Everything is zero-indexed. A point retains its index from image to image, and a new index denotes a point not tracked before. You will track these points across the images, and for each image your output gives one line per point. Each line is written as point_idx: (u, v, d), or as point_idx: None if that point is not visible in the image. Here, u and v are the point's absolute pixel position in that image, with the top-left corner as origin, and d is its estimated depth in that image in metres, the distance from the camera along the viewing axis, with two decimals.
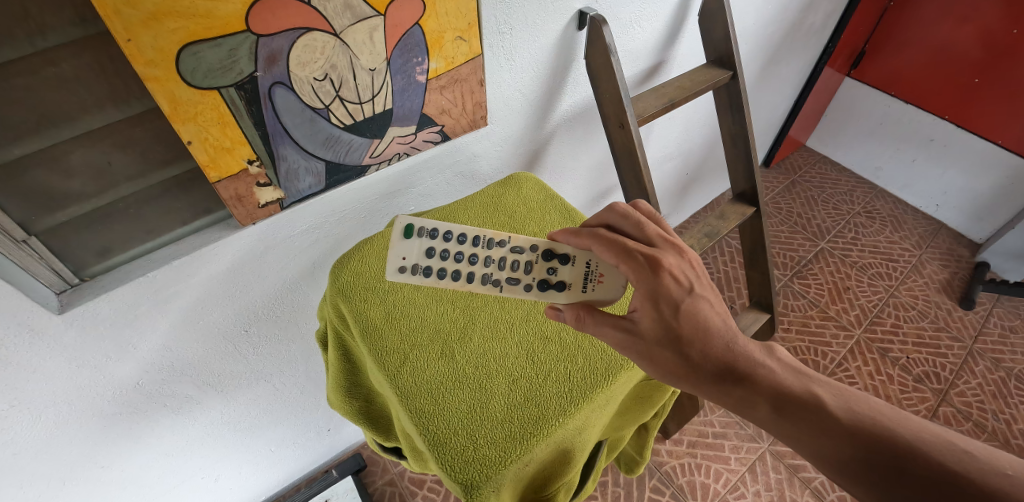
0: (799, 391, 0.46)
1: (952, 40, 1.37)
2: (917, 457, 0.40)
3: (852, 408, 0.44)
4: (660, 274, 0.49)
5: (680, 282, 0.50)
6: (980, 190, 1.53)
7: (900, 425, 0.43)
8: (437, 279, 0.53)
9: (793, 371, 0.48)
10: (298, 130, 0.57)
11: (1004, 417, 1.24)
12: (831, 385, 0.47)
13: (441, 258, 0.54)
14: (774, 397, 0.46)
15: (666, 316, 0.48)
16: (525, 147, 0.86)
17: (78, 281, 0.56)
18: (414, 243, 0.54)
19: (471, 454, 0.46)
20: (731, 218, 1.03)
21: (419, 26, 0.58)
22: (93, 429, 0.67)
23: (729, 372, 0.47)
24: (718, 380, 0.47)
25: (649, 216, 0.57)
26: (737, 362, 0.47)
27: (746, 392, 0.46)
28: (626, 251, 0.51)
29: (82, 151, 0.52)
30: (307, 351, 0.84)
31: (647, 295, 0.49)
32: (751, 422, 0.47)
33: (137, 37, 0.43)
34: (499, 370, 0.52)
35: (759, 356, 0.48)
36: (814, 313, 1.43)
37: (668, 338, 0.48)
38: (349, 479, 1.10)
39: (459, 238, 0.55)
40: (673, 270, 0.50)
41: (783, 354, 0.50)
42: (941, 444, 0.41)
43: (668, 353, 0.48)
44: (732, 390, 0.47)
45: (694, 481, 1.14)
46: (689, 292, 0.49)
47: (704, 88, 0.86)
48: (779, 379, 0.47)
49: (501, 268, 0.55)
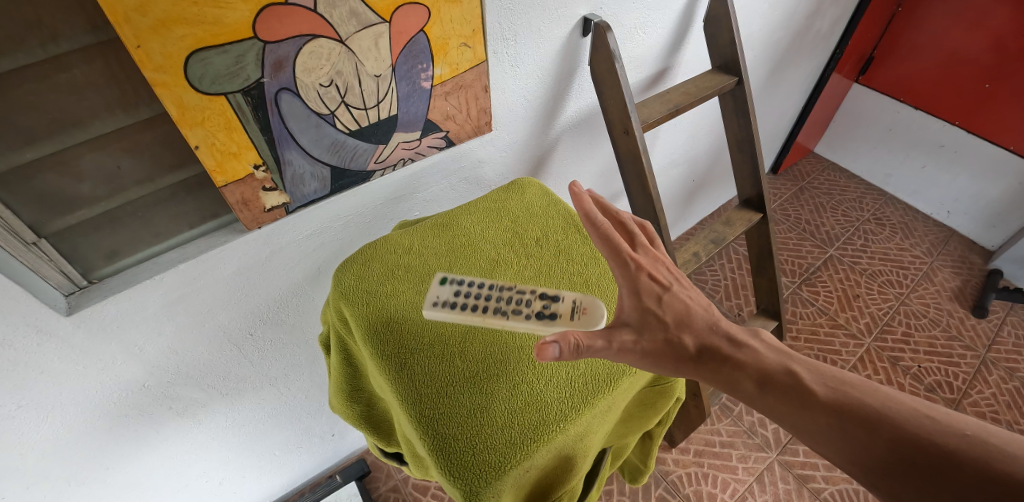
0: (779, 369, 0.46)
1: (962, 45, 1.35)
2: (884, 425, 0.41)
3: (826, 383, 0.45)
4: (639, 273, 0.49)
5: (658, 281, 0.49)
6: (991, 197, 1.51)
7: (870, 395, 0.43)
8: (468, 314, 0.50)
9: (775, 350, 0.48)
10: (304, 136, 0.58)
11: (1019, 427, 1.21)
12: (809, 361, 0.47)
13: (470, 298, 0.51)
14: (758, 374, 0.46)
15: (661, 312, 0.48)
16: (530, 153, 0.86)
17: (86, 283, 0.57)
18: (449, 287, 0.52)
19: (471, 459, 0.46)
20: (738, 225, 1.02)
21: (425, 33, 0.59)
22: (100, 430, 0.67)
23: (713, 355, 0.47)
24: (705, 362, 0.47)
25: (640, 229, 0.56)
26: (722, 344, 0.48)
27: (733, 371, 0.46)
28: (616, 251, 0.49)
29: (93, 156, 0.52)
30: (312, 357, 0.85)
31: (630, 293, 0.48)
32: (735, 398, 0.47)
33: (146, 44, 0.44)
34: (501, 373, 0.51)
35: (741, 336, 0.48)
36: (823, 321, 1.41)
37: (662, 331, 0.48)
38: (353, 484, 1.10)
39: (491, 282, 0.53)
40: (654, 272, 0.50)
41: (765, 334, 0.50)
42: (909, 410, 0.42)
43: (665, 347, 0.47)
44: (720, 369, 0.47)
45: (700, 490, 1.12)
46: (667, 289, 0.49)
47: (710, 94, 0.85)
48: (765, 362, 0.46)
49: (526, 306, 0.50)
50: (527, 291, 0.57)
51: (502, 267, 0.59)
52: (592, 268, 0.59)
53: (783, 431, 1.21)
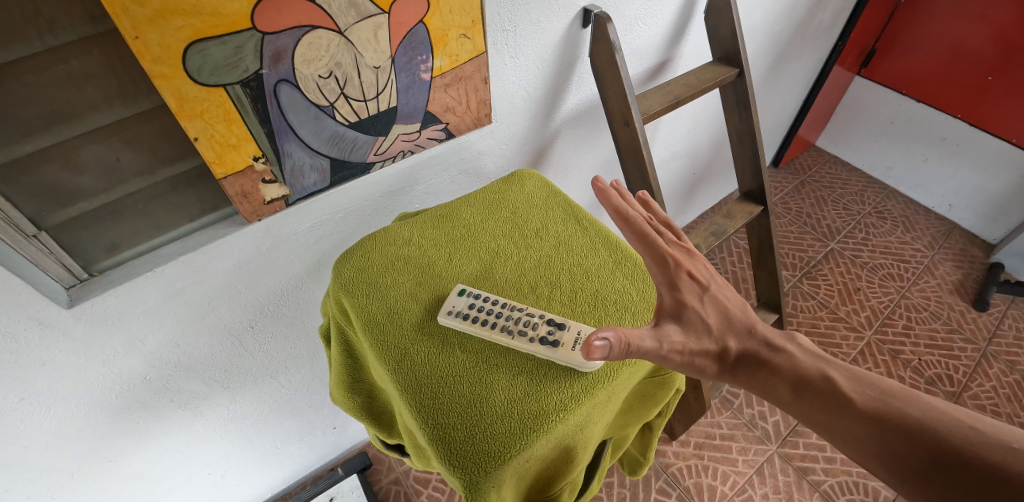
0: (817, 376, 0.47)
1: (965, 37, 1.35)
2: (924, 434, 0.42)
3: (865, 391, 0.45)
4: (679, 270, 0.50)
5: (697, 281, 0.50)
6: (993, 190, 1.50)
7: (911, 404, 0.44)
8: (477, 327, 0.51)
9: (812, 355, 0.49)
10: (303, 128, 0.57)
11: (1019, 421, 1.21)
12: (848, 368, 0.48)
13: (484, 312, 0.52)
14: (794, 380, 0.48)
15: (702, 311, 0.49)
16: (529, 145, 0.86)
17: (87, 276, 0.57)
18: (466, 299, 0.53)
19: (471, 448, 0.45)
20: (738, 217, 1.02)
21: (424, 24, 0.58)
22: (102, 423, 0.68)
23: (750, 359, 0.49)
24: (742, 366, 0.49)
25: (668, 226, 0.56)
26: (760, 349, 0.49)
27: (769, 376, 0.48)
28: (652, 245, 0.50)
29: (92, 148, 0.52)
30: (313, 350, 0.85)
31: (668, 287, 0.49)
32: (773, 404, 0.48)
33: (145, 35, 0.43)
34: (501, 362, 0.50)
35: (779, 341, 0.50)
36: (824, 314, 1.42)
37: (706, 331, 0.49)
38: (354, 477, 1.10)
39: (507, 301, 0.53)
40: (693, 271, 0.51)
41: (803, 340, 0.51)
42: (949, 420, 0.42)
43: (708, 349, 0.48)
44: (756, 374, 0.48)
45: (700, 483, 1.13)
46: (707, 290, 0.50)
47: (710, 85, 0.85)
48: (802, 367, 0.48)
49: (533, 329, 0.50)
50: (526, 283, 0.57)
51: (502, 258, 0.59)
52: (591, 259, 0.59)
53: (782, 424, 1.21)
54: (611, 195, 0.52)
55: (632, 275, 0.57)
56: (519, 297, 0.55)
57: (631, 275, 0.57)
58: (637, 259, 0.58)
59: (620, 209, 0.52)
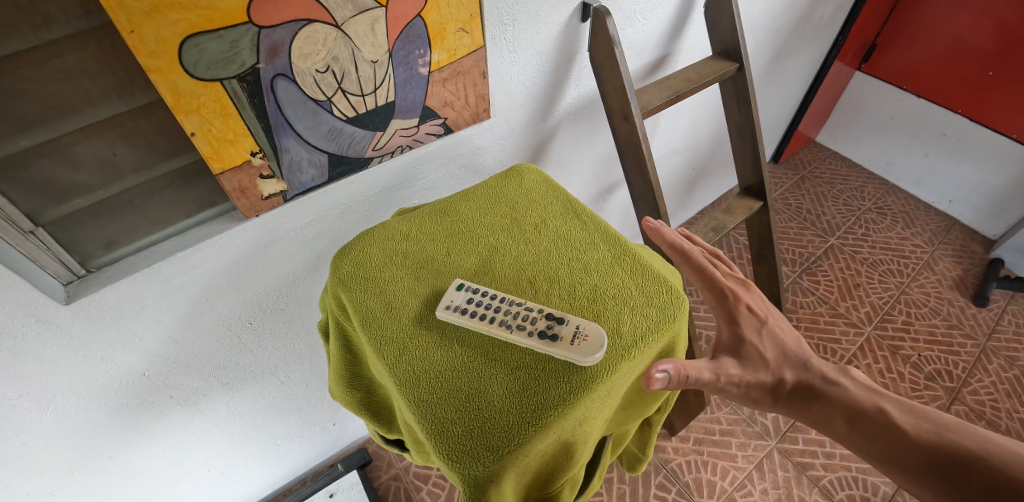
0: (870, 407, 0.51)
1: (966, 31, 1.34)
2: (980, 465, 0.45)
3: (918, 423, 0.49)
4: (738, 304, 0.56)
5: (755, 313, 0.56)
6: (993, 186, 1.50)
7: (965, 437, 0.47)
8: (475, 322, 0.50)
9: (866, 389, 0.53)
10: (301, 123, 0.57)
11: (1018, 416, 1.21)
12: (901, 401, 0.51)
13: (482, 307, 0.52)
14: (847, 411, 0.52)
15: (761, 345, 0.54)
16: (528, 140, 0.86)
17: (85, 272, 0.57)
18: (464, 294, 0.53)
19: (469, 443, 0.45)
20: (737, 213, 1.02)
21: (421, 18, 0.58)
22: (101, 419, 0.68)
23: (806, 390, 0.53)
24: (798, 397, 0.53)
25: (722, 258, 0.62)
26: (815, 381, 0.54)
27: (824, 407, 0.52)
28: (710, 280, 0.57)
29: (88, 143, 0.52)
30: (312, 346, 0.85)
31: (726, 321, 0.55)
32: (828, 435, 0.52)
33: (140, 29, 0.43)
34: (500, 357, 0.50)
35: (834, 375, 0.54)
36: (823, 310, 1.42)
37: (762, 363, 0.54)
38: (354, 473, 1.10)
39: (505, 296, 0.53)
40: (751, 303, 0.56)
41: (856, 375, 0.55)
42: (1005, 453, 0.45)
43: (764, 380, 0.53)
44: (811, 405, 0.53)
45: (700, 478, 1.13)
46: (764, 323, 0.56)
47: (710, 80, 0.85)
48: (855, 399, 0.52)
49: (531, 324, 0.50)
50: (525, 277, 0.57)
51: (501, 254, 0.59)
52: (591, 254, 0.58)
53: (782, 419, 1.21)
54: (664, 232, 0.58)
55: (631, 270, 0.57)
56: (518, 292, 0.55)
57: (630, 270, 0.57)
58: (637, 254, 0.58)
59: (679, 245, 0.58)
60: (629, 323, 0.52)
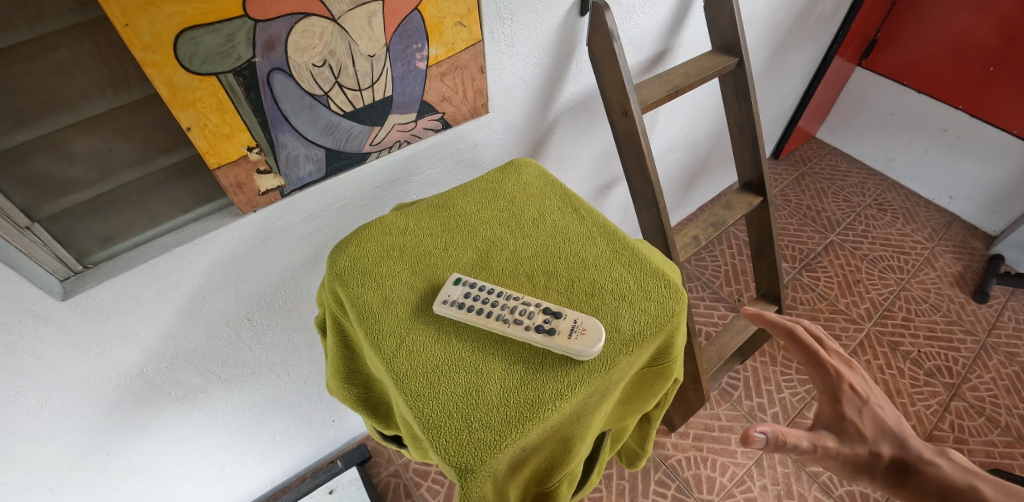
0: (966, 487, 0.49)
1: (966, 27, 1.33)
2: None
3: None
4: (839, 379, 0.56)
5: (858, 391, 0.55)
6: (994, 182, 1.50)
7: None
8: (472, 316, 0.50)
9: (964, 470, 0.51)
10: (298, 118, 0.57)
11: (1018, 412, 1.21)
12: (1003, 484, 0.49)
13: (479, 301, 0.51)
14: (941, 491, 0.50)
15: (861, 423, 0.54)
16: (527, 135, 0.85)
17: (81, 268, 0.56)
18: (461, 288, 0.52)
19: (465, 437, 0.45)
20: (737, 209, 1.02)
21: (419, 12, 0.58)
22: (99, 415, 0.68)
23: (902, 468, 0.52)
24: (889, 473, 0.52)
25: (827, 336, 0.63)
26: (910, 458, 0.52)
27: (917, 485, 0.51)
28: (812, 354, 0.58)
29: (84, 138, 0.52)
30: (311, 342, 0.85)
31: (828, 397, 0.55)
32: None
33: (135, 22, 0.43)
34: (497, 352, 0.50)
35: (928, 453, 0.52)
36: (823, 306, 1.41)
37: (862, 440, 0.53)
38: (354, 469, 1.10)
39: (502, 290, 0.53)
40: (855, 382, 0.56)
41: (955, 456, 0.53)
42: None
43: (863, 456, 0.52)
44: (902, 482, 0.51)
45: (699, 474, 1.13)
46: (866, 401, 0.55)
47: (710, 74, 0.84)
48: (951, 479, 0.50)
49: (529, 318, 0.50)
50: (523, 272, 0.56)
51: (498, 248, 0.59)
52: (589, 249, 0.58)
53: (781, 415, 1.21)
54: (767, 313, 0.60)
55: (630, 264, 0.56)
56: (515, 286, 0.55)
57: (629, 264, 0.56)
58: (636, 248, 0.58)
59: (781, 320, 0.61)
60: (627, 317, 0.52)
